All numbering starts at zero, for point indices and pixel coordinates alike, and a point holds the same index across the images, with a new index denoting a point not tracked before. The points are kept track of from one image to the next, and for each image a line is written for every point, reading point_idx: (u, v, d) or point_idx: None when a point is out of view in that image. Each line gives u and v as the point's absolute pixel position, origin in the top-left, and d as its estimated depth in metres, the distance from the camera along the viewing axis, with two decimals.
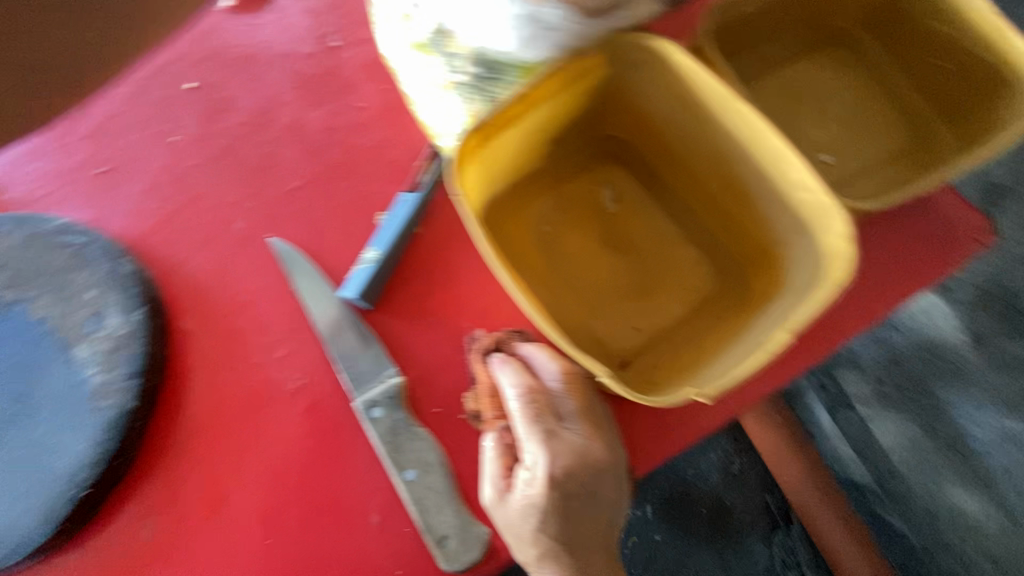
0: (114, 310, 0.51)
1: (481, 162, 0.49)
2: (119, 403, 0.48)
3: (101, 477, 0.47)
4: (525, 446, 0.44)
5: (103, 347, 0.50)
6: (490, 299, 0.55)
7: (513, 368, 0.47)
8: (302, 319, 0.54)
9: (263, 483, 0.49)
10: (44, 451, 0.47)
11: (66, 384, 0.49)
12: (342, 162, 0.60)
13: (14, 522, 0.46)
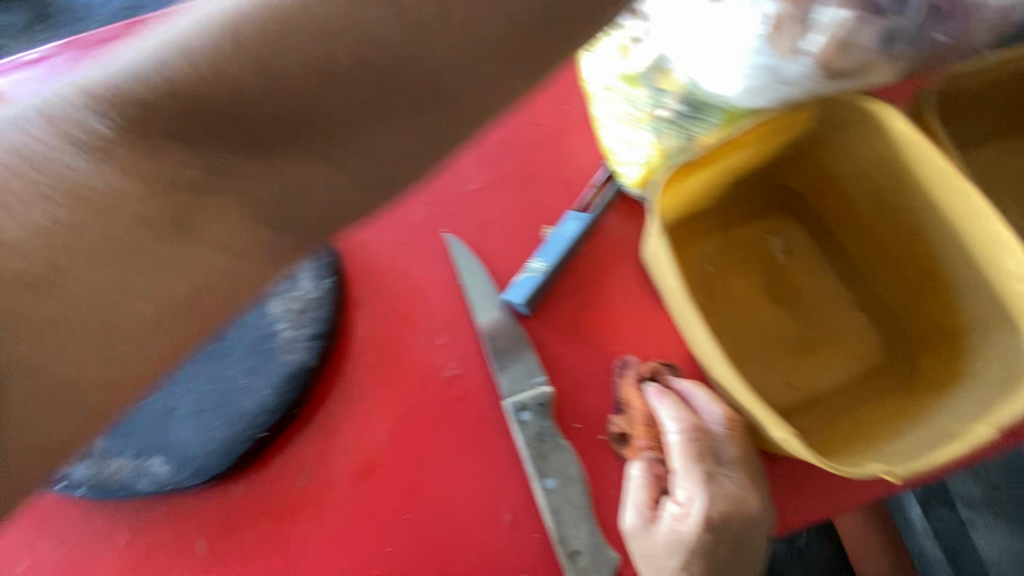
0: (307, 275, 0.57)
1: (676, 193, 0.52)
2: (303, 359, 0.54)
3: (278, 421, 0.52)
4: (680, 480, 0.44)
5: (295, 307, 0.56)
6: (646, 329, 0.56)
7: (671, 401, 0.48)
8: (464, 314, 0.58)
9: (410, 459, 0.53)
10: (231, 389, 0.53)
11: (258, 333, 0.55)
12: (518, 171, 0.63)
13: (195, 447, 0.51)
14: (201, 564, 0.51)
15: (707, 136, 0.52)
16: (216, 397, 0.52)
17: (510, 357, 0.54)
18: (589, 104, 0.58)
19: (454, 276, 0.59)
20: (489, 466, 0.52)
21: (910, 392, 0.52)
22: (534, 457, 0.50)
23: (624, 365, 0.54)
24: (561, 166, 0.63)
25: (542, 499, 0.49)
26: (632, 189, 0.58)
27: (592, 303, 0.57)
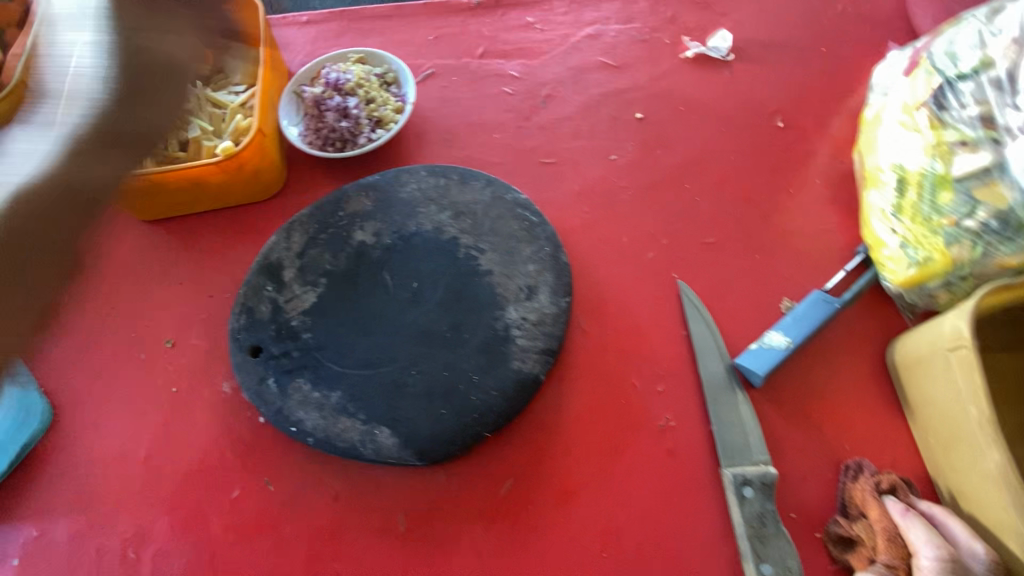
0: (547, 289, 0.58)
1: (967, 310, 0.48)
2: (535, 371, 0.55)
3: (500, 425, 0.53)
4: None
5: (531, 317, 0.57)
6: (880, 434, 0.53)
7: (923, 525, 0.47)
8: (688, 366, 0.57)
9: (611, 497, 0.53)
10: (463, 381, 0.54)
11: (495, 334, 0.56)
12: (761, 237, 0.62)
13: (422, 428, 0.53)
14: (398, 540, 0.52)
15: (1010, 260, 0.48)
16: (448, 385, 0.54)
17: (736, 425, 0.53)
18: (868, 193, 0.58)
19: (682, 326, 0.58)
20: (693, 531, 0.51)
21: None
22: (752, 538, 0.48)
23: (858, 468, 0.51)
24: (807, 243, 0.62)
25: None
26: (892, 286, 0.56)
27: (826, 391, 0.55)
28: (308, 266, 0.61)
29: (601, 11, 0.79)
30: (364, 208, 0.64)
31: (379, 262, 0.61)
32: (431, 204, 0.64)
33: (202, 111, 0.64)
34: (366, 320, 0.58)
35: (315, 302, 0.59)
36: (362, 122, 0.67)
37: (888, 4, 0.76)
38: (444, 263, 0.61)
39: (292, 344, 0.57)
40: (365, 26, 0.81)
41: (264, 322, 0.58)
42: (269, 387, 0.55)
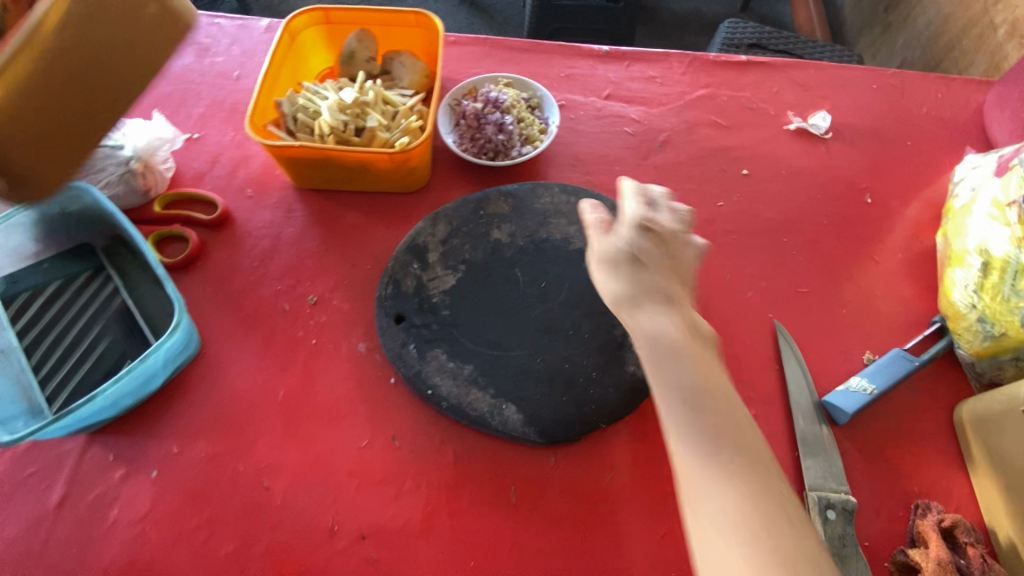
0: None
1: None
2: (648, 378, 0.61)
3: (613, 420, 0.60)
4: (637, 306, 0.50)
5: None
6: (946, 484, 0.60)
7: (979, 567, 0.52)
8: (778, 396, 0.64)
9: None
10: (583, 376, 0.61)
11: (614, 338, 0.63)
12: (846, 295, 0.71)
13: (545, 410, 0.59)
14: (508, 509, 0.58)
15: None
16: (568, 374, 0.61)
17: (822, 455, 0.59)
18: (952, 271, 0.67)
19: (775, 361, 0.66)
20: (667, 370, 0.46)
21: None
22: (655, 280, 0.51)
23: (926, 507, 0.57)
24: (887, 308, 0.70)
25: (694, 424, 0.44)
26: (965, 353, 0.63)
27: (900, 439, 0.61)
28: (449, 252, 0.68)
29: (714, 76, 0.89)
30: (501, 211, 0.71)
31: (512, 260, 0.68)
32: (561, 217, 0.71)
33: (377, 106, 0.72)
34: (497, 307, 0.65)
35: (454, 285, 0.66)
36: (514, 137, 0.76)
37: (967, 113, 0.86)
38: (570, 269, 0.68)
39: (432, 317, 0.64)
40: (503, 53, 0.91)
41: (408, 294, 0.65)
42: (409, 351, 0.62)
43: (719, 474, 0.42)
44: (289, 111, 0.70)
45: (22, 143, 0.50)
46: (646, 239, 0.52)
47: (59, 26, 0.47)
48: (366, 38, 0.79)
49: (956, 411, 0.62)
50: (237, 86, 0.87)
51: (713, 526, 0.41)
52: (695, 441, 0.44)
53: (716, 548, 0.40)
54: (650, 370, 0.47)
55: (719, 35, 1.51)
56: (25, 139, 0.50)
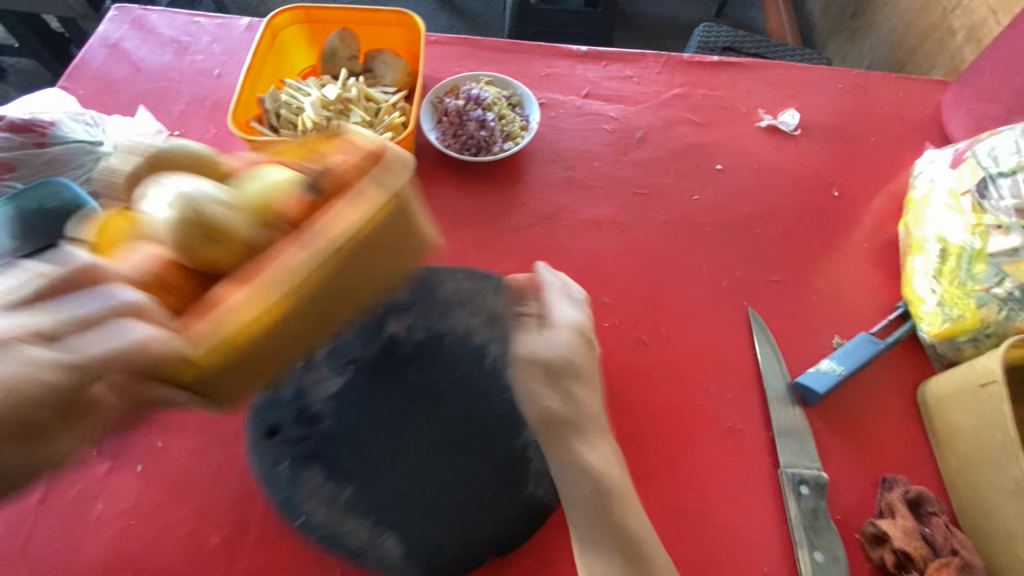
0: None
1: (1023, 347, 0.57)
2: (546, 498, 0.56)
3: (517, 541, 0.54)
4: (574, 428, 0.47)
5: None
6: (912, 459, 0.63)
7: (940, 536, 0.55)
8: (753, 380, 0.66)
9: (685, 482, 0.60)
10: (478, 496, 0.54)
11: (512, 454, 0.56)
12: (815, 283, 0.74)
13: (436, 537, 0.53)
14: None
15: None
16: (458, 498, 0.54)
17: (794, 436, 0.62)
18: (912, 257, 0.70)
19: (750, 347, 0.68)
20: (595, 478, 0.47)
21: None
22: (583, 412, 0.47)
23: (892, 481, 0.60)
24: (854, 294, 0.73)
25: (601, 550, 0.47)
26: (927, 336, 0.66)
27: (868, 418, 0.64)
28: (336, 349, 0.60)
29: (689, 76, 0.92)
30: (399, 296, 0.63)
31: (407, 357, 0.60)
32: (466, 304, 0.64)
33: (360, 102, 0.73)
34: (385, 414, 0.57)
35: (338, 389, 0.59)
36: (496, 134, 0.78)
37: (926, 112, 0.91)
38: (470, 370, 0.59)
39: (310, 429, 0.57)
40: (485, 53, 0.93)
41: (286, 401, 0.59)
42: (282, 471, 0.56)
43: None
44: (271, 107, 0.71)
45: (228, 380, 0.43)
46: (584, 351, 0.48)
47: (329, 259, 0.44)
48: (347, 37, 0.80)
49: (919, 389, 0.65)
50: (218, 83, 0.87)
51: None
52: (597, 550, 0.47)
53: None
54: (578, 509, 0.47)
55: (694, 39, 1.56)
56: (224, 378, 0.42)
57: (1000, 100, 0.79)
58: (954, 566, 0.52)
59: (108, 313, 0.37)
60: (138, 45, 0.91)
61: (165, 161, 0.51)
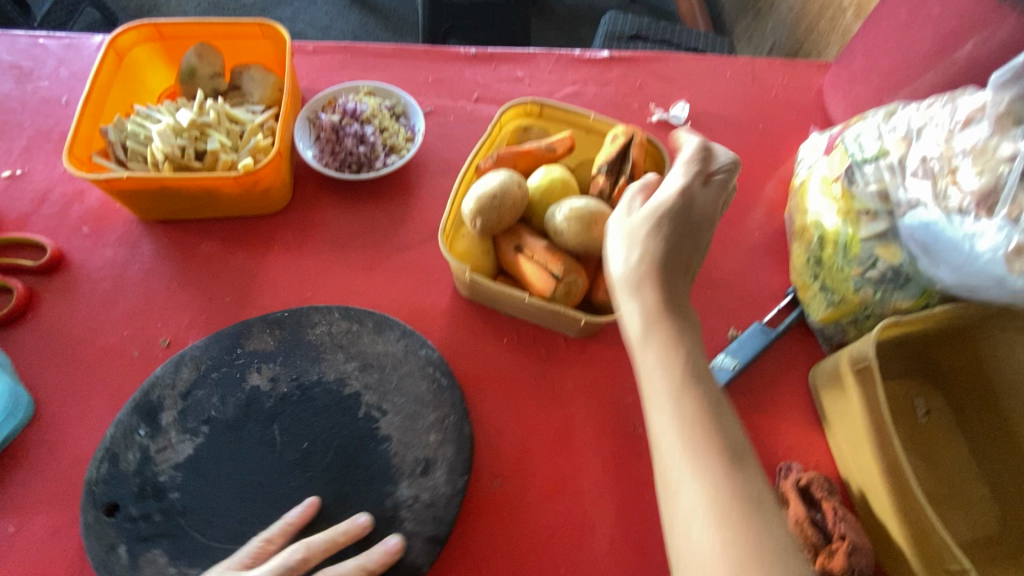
0: (444, 465, 0.58)
1: (896, 325, 0.59)
2: (418, 561, 0.54)
3: None
4: (658, 331, 0.50)
5: (422, 496, 0.56)
6: (805, 443, 0.65)
7: (826, 518, 0.56)
8: None
9: (589, 497, 0.60)
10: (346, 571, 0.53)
11: (382, 513, 0.55)
12: (711, 277, 0.75)
13: None
14: None
15: (902, 302, 0.62)
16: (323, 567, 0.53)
17: None
18: (796, 242, 0.71)
19: None
20: (663, 366, 0.49)
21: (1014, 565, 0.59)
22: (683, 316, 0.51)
23: (787, 468, 0.61)
24: (749, 285, 0.74)
25: (732, 474, 0.45)
26: (815, 320, 0.68)
27: (763, 408, 0.66)
28: (190, 409, 0.58)
29: (581, 72, 0.91)
30: (264, 348, 0.61)
31: (270, 415, 0.58)
32: (338, 350, 0.62)
33: (221, 125, 0.68)
34: (243, 481, 0.55)
35: (190, 455, 0.56)
36: (377, 148, 0.74)
37: (810, 95, 0.93)
38: (340, 422, 0.59)
39: (155, 504, 0.54)
40: (367, 60, 0.88)
41: (127, 475, 0.55)
42: (119, 557, 0.52)
43: (746, 481, 0.45)
44: (116, 139, 0.65)
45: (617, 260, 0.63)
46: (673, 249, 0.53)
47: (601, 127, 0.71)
48: (206, 53, 0.74)
49: (811, 372, 0.67)
50: (66, 111, 0.79)
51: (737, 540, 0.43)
52: (689, 444, 0.46)
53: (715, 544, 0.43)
54: (666, 403, 0.48)
55: (602, 28, 1.55)
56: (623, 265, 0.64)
57: (871, 81, 0.82)
58: (842, 552, 0.53)
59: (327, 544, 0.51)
60: None
61: (504, 194, 0.60)
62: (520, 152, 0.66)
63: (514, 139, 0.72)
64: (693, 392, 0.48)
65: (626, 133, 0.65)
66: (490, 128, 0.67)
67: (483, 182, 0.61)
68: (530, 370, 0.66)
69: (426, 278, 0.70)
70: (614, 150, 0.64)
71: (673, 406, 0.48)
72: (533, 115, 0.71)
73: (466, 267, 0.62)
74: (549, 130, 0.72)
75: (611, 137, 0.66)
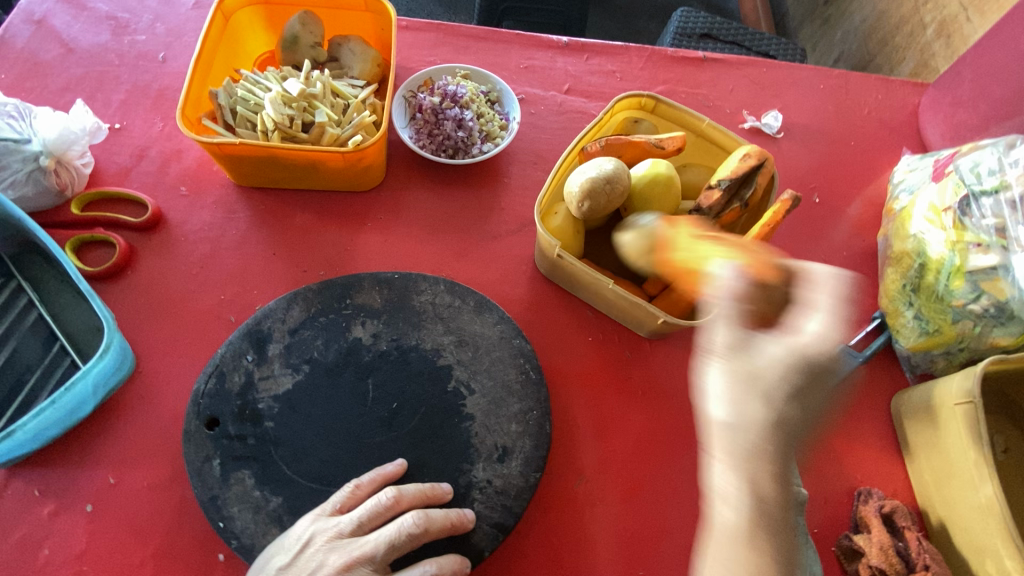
0: (521, 456, 0.57)
1: (1001, 362, 0.58)
2: (480, 545, 0.53)
3: None
4: (749, 473, 0.41)
5: (495, 482, 0.55)
6: (884, 469, 0.65)
7: (911, 547, 0.56)
8: None
9: (671, 503, 0.60)
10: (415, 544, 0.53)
11: (455, 489, 0.55)
12: None
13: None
14: None
15: (1001, 340, 0.61)
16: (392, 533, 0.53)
17: None
18: (891, 265, 0.70)
19: None
20: (750, 487, 0.41)
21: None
22: (790, 462, 0.42)
23: (868, 493, 0.62)
24: None
25: None
26: (903, 348, 0.68)
27: (842, 430, 0.66)
28: (296, 346, 0.59)
29: (673, 72, 0.89)
30: (371, 304, 0.62)
31: (366, 368, 0.59)
32: (438, 322, 0.62)
33: (327, 97, 0.67)
34: (332, 425, 0.56)
35: (289, 389, 0.57)
36: (474, 135, 0.73)
37: (903, 115, 0.91)
38: (429, 391, 0.59)
39: (251, 428, 0.55)
40: (460, 41, 0.87)
41: (232, 395, 0.56)
42: (212, 469, 0.53)
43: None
44: (226, 104, 0.65)
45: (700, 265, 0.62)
46: (807, 402, 0.41)
47: (726, 140, 0.70)
48: (309, 21, 0.73)
49: (893, 399, 0.67)
50: (163, 68, 0.79)
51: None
52: None
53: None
54: (732, 538, 0.43)
55: (672, 23, 1.52)
56: None
57: (978, 108, 0.80)
58: None
59: (416, 493, 0.52)
60: (68, 21, 0.81)
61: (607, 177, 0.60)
62: (630, 143, 0.66)
63: (622, 129, 0.72)
64: (763, 536, 0.42)
65: (758, 156, 0.64)
66: (603, 115, 0.68)
67: (597, 166, 0.61)
68: (614, 371, 0.66)
69: (513, 270, 0.70)
70: (740, 167, 0.63)
71: (737, 542, 0.42)
72: (646, 109, 0.71)
73: (556, 243, 0.62)
74: (658, 127, 0.72)
75: (741, 155, 0.64)
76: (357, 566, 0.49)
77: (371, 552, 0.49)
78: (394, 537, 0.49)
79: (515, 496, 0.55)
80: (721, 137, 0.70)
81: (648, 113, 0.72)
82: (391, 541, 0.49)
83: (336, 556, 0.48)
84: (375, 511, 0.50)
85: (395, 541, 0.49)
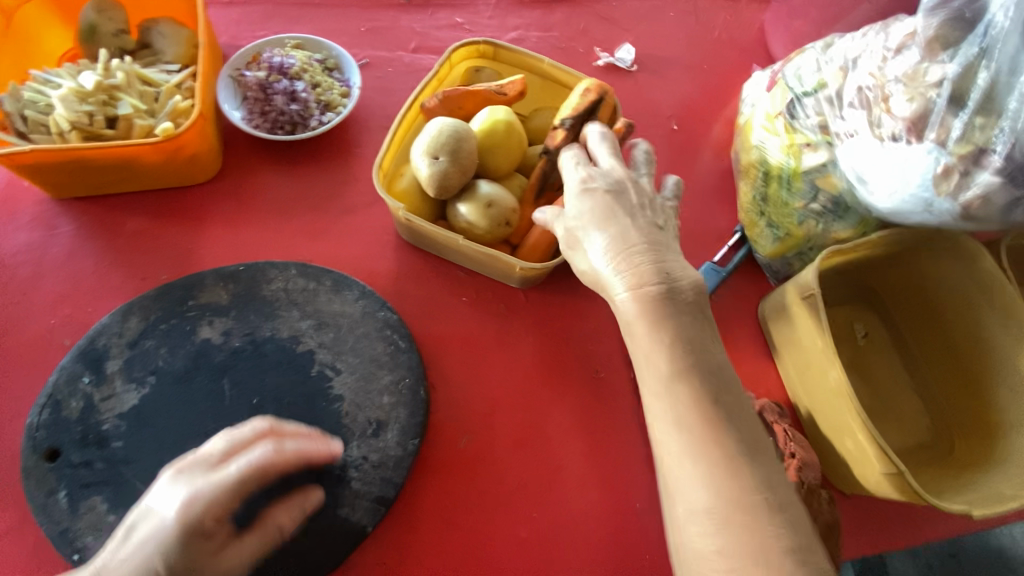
0: (397, 427, 0.56)
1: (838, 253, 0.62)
2: (362, 521, 0.53)
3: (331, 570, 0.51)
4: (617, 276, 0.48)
5: (372, 457, 0.55)
6: (757, 372, 0.68)
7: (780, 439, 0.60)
8: (613, 328, 0.67)
9: (558, 441, 0.61)
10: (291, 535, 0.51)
11: (330, 472, 0.53)
12: None
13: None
14: None
15: (842, 232, 0.64)
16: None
17: None
18: (743, 178, 0.73)
19: None
20: (635, 282, 0.47)
21: (943, 465, 0.63)
22: (621, 235, 0.49)
23: None
24: (700, 227, 0.76)
25: (700, 397, 0.43)
26: (763, 256, 0.71)
27: None
28: (138, 359, 0.55)
29: (523, 17, 0.87)
30: (218, 301, 0.59)
31: (220, 367, 0.56)
32: (294, 307, 0.59)
33: (133, 87, 0.62)
34: (189, 433, 0.53)
35: (135, 405, 0.53)
36: (311, 105, 0.69)
37: (752, 32, 0.93)
38: (291, 380, 0.56)
39: (96, 453, 0.51)
40: (292, 11, 0.81)
41: (70, 422, 0.52)
42: (59, 502, 0.50)
43: (717, 400, 0.44)
44: (13, 109, 0.58)
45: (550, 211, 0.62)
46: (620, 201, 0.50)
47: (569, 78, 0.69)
48: (106, 7, 0.66)
49: (760, 304, 0.70)
50: None
51: (740, 505, 0.40)
52: (655, 376, 0.45)
53: (700, 500, 0.41)
54: (633, 338, 0.47)
55: None
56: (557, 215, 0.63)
57: (810, 15, 0.82)
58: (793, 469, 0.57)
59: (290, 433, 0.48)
60: None
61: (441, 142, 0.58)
62: (469, 92, 0.64)
63: (467, 80, 0.69)
64: (661, 317, 0.46)
65: (597, 90, 0.64)
66: (437, 66, 0.65)
67: (430, 134, 0.58)
68: (491, 325, 0.66)
69: (375, 241, 0.68)
70: (579, 102, 0.63)
71: (639, 336, 0.46)
72: (486, 56, 0.70)
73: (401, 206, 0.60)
74: (502, 73, 0.70)
75: (580, 90, 0.64)
76: (219, 503, 0.43)
77: (232, 491, 0.43)
78: (261, 472, 0.45)
79: (393, 467, 0.55)
80: (563, 75, 0.69)
81: (491, 61, 0.70)
82: (244, 466, 0.44)
83: (193, 499, 0.42)
84: (240, 451, 0.45)
85: (252, 464, 0.44)
